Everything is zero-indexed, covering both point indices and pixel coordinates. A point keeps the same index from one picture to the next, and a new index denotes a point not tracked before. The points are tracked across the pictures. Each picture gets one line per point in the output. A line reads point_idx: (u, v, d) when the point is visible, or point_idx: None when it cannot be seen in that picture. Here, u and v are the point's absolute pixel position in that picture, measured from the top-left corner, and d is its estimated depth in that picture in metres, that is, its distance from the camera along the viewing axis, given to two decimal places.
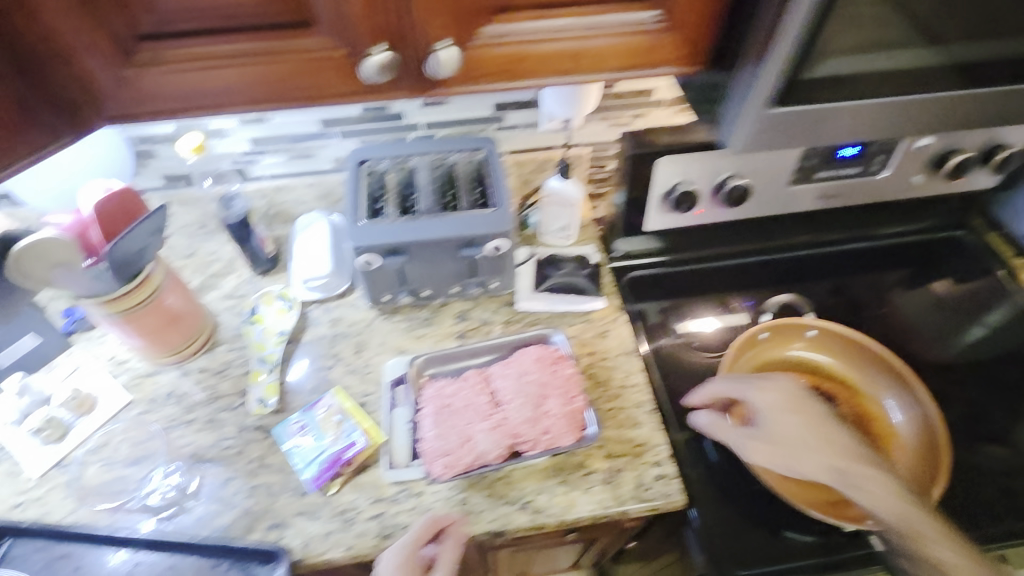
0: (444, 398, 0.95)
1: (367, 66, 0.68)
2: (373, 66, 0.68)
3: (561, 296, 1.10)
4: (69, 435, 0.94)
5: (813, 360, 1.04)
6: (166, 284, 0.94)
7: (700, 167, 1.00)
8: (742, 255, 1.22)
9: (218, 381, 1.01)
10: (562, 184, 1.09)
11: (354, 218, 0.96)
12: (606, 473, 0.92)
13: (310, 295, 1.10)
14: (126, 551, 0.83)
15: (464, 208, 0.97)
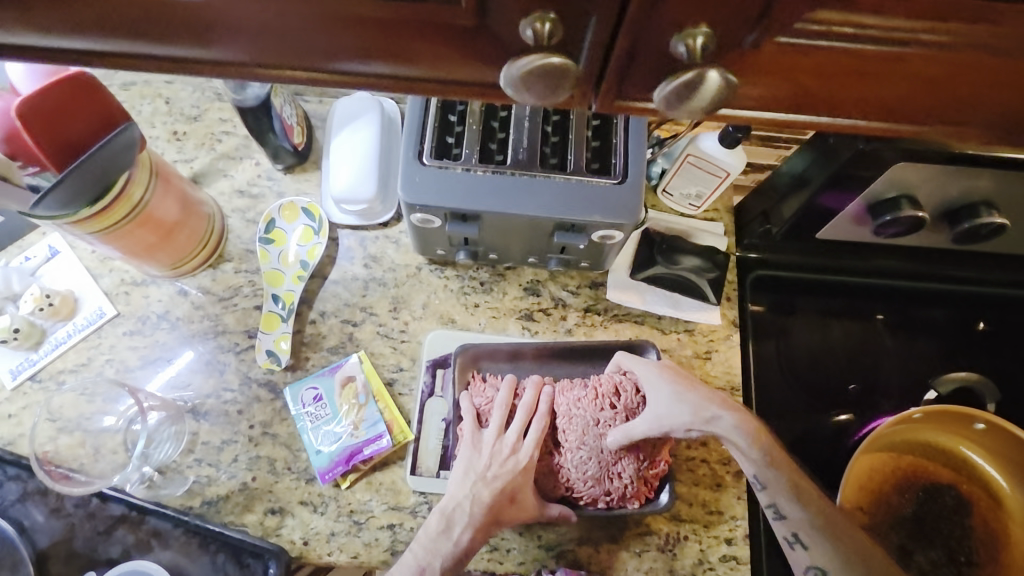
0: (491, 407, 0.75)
1: (521, 73, 0.39)
2: (535, 75, 0.39)
3: (663, 291, 0.83)
4: (44, 345, 0.79)
5: (963, 455, 0.81)
6: (156, 185, 0.69)
7: (939, 182, 0.66)
8: (916, 280, 0.89)
9: (222, 311, 0.82)
10: (718, 150, 0.74)
11: (416, 154, 0.66)
12: (665, 539, 0.76)
13: (344, 217, 0.85)
14: (109, 504, 0.74)
15: (572, 169, 0.67)
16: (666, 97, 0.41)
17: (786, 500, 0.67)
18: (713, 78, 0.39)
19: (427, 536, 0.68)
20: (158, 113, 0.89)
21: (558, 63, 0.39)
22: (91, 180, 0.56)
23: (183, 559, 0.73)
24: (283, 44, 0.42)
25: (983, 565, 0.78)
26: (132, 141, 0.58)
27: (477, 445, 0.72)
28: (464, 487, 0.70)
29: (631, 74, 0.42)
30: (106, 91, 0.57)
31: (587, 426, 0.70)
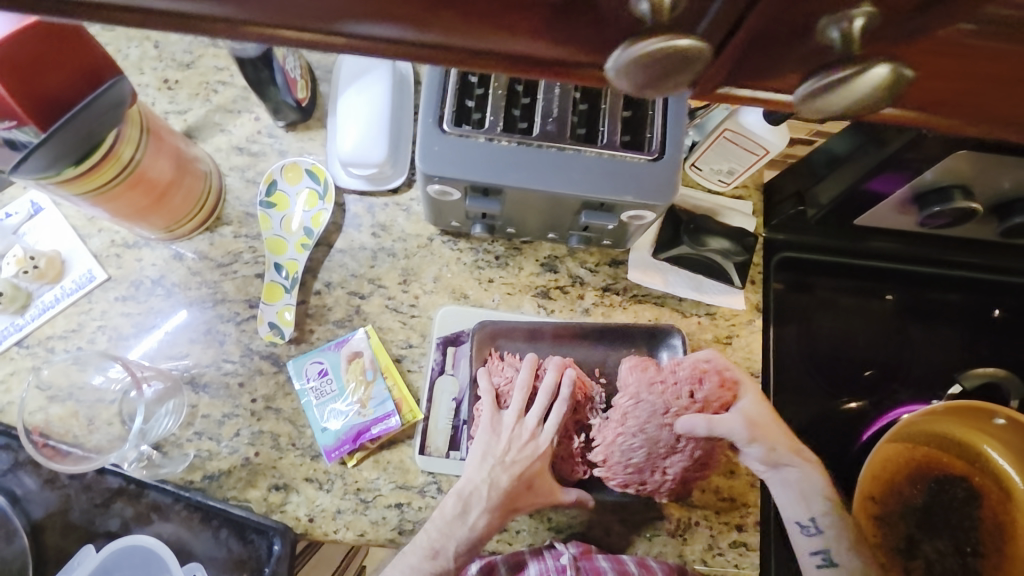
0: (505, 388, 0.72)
1: (637, 60, 0.29)
2: (650, 63, 0.29)
3: (687, 272, 0.80)
4: (30, 309, 0.74)
5: (980, 448, 0.79)
6: (148, 143, 0.63)
7: (994, 175, 0.64)
8: (943, 267, 0.86)
9: (220, 278, 0.77)
10: (761, 128, 0.68)
11: (436, 121, 0.60)
12: (676, 524, 0.75)
13: (352, 181, 0.79)
14: (106, 477, 0.71)
15: (605, 143, 0.61)
16: (812, 97, 0.31)
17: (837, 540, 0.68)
18: (879, 73, 0.28)
19: (437, 522, 0.67)
20: (146, 57, 0.82)
21: (684, 45, 0.28)
22: (77, 139, 0.50)
23: (185, 533, 0.71)
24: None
25: (989, 556, 0.78)
26: (122, 97, 0.52)
27: (493, 432, 0.69)
28: (478, 474, 0.68)
29: (756, 60, 0.31)
30: (89, 40, 0.51)
31: (653, 415, 0.68)
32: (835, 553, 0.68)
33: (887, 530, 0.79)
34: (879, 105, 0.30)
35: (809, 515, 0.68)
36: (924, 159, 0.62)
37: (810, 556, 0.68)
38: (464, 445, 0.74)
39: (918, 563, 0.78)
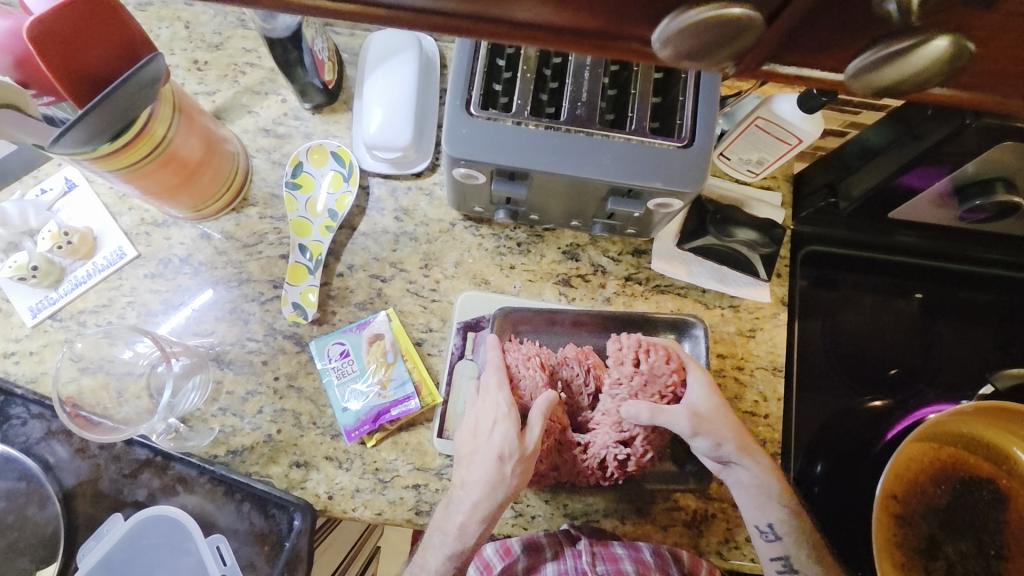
0: None
1: (685, 29, 0.28)
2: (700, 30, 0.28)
3: (710, 263, 0.79)
4: (63, 284, 0.76)
5: (1006, 449, 0.77)
6: (179, 123, 0.63)
7: None
8: (975, 263, 0.84)
9: (246, 258, 0.78)
10: (795, 116, 0.67)
11: (463, 104, 0.60)
12: (692, 516, 0.74)
13: (376, 165, 0.80)
14: (134, 448, 0.73)
15: (633, 129, 0.61)
16: (867, 71, 0.29)
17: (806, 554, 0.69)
18: (940, 45, 0.26)
19: (453, 519, 0.67)
20: (176, 38, 0.83)
21: (736, 14, 0.27)
22: (114, 115, 0.51)
23: (209, 505, 0.73)
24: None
25: (1014, 560, 0.76)
26: (156, 75, 0.52)
27: (481, 429, 0.68)
28: (471, 480, 0.67)
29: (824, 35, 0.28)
30: (127, 17, 0.51)
31: (536, 387, 0.69)
32: (796, 561, 0.69)
33: (908, 530, 0.77)
34: (926, 82, 0.28)
35: (768, 522, 0.69)
36: (962, 152, 0.60)
37: (771, 563, 0.70)
38: None
39: (937, 566, 0.76)
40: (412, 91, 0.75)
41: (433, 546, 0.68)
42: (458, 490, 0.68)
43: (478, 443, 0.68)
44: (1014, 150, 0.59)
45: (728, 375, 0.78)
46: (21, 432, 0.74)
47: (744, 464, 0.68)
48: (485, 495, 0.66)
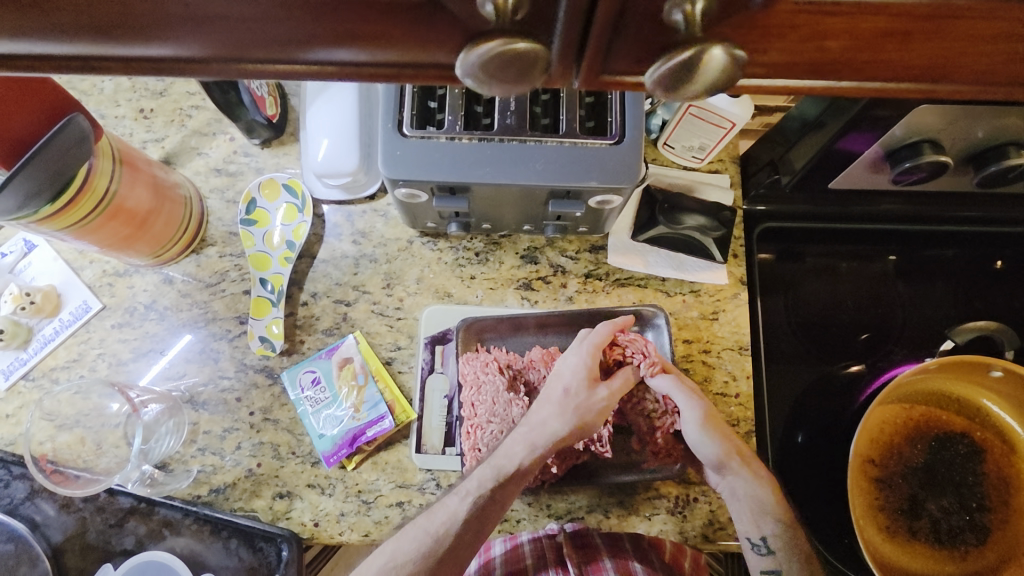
0: (486, 385, 0.72)
1: (481, 61, 0.32)
2: (496, 61, 0.32)
3: (666, 252, 0.80)
4: (33, 343, 0.77)
5: (970, 399, 0.80)
6: (122, 174, 0.64)
7: (967, 124, 0.62)
8: (929, 223, 0.85)
9: (210, 297, 0.79)
10: (724, 101, 0.68)
11: (395, 125, 0.61)
12: (674, 501, 0.75)
13: (327, 193, 0.81)
14: (117, 498, 0.74)
15: (565, 130, 0.62)
16: (661, 78, 0.34)
17: (798, 564, 0.66)
18: (715, 54, 0.31)
19: (488, 462, 0.68)
20: (120, 89, 0.84)
21: (525, 48, 0.32)
22: (46, 174, 0.52)
23: (197, 545, 0.73)
24: (244, 35, 0.34)
25: (994, 509, 0.77)
26: (84, 131, 0.53)
27: (581, 380, 0.70)
28: (527, 425, 0.69)
29: (619, 44, 0.34)
30: (50, 83, 0.53)
31: (497, 395, 0.73)
32: None
33: (889, 492, 0.77)
34: (722, 81, 0.33)
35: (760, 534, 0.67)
36: (895, 114, 0.60)
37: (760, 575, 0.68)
38: (458, 440, 0.75)
39: (920, 524, 0.77)
40: (359, 113, 0.76)
41: (454, 494, 0.67)
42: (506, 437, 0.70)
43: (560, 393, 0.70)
44: (937, 111, 0.60)
45: (695, 360, 0.79)
46: (5, 494, 0.75)
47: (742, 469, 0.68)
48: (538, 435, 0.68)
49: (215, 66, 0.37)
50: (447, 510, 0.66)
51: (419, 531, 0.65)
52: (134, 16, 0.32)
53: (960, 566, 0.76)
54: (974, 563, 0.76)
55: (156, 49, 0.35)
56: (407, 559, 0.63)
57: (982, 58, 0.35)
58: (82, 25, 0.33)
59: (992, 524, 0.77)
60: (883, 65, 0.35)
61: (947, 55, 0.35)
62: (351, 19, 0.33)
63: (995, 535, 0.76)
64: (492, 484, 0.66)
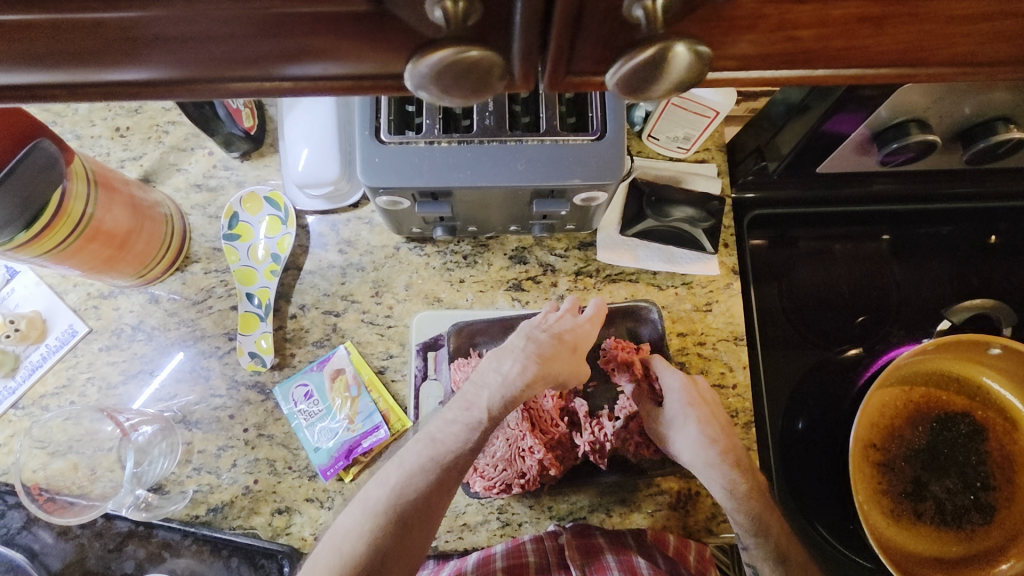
0: None
1: (431, 72, 0.32)
2: (446, 71, 0.32)
3: (656, 245, 0.79)
4: (20, 371, 0.76)
5: (971, 377, 0.79)
6: (99, 197, 0.63)
7: (951, 102, 0.61)
8: (921, 202, 0.85)
9: (197, 315, 0.79)
10: (706, 90, 0.67)
11: (373, 133, 0.59)
12: (676, 497, 0.75)
13: (311, 203, 0.80)
14: (115, 522, 0.73)
15: (546, 128, 0.60)
16: (623, 79, 0.33)
17: (769, 567, 0.63)
18: (679, 52, 0.31)
19: (489, 392, 0.65)
20: (95, 108, 0.83)
21: (475, 57, 0.31)
22: (14, 202, 0.51)
23: (198, 565, 0.72)
24: (199, 56, 0.32)
25: (999, 488, 0.76)
26: (52, 158, 0.53)
27: (575, 334, 0.68)
28: (524, 353, 0.67)
29: (581, 45, 0.33)
30: (23, 111, 0.53)
31: None
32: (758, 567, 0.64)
33: (892, 475, 0.77)
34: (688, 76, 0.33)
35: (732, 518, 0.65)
36: (880, 94, 0.59)
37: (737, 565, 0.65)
38: None
39: (924, 506, 0.76)
40: (338, 120, 0.74)
41: (458, 423, 0.64)
42: (503, 366, 0.66)
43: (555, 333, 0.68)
44: (920, 90, 0.59)
45: (690, 352, 0.78)
46: (1, 524, 0.74)
47: (706, 471, 0.66)
48: (511, 386, 0.65)
49: (172, 88, 0.35)
50: (454, 439, 0.62)
51: (424, 459, 0.61)
52: (80, 43, 0.30)
53: (965, 546, 0.76)
54: (978, 543, 0.75)
55: (107, 76, 0.34)
56: (416, 489, 0.59)
57: (959, 39, 0.34)
58: (22, 59, 0.31)
59: (997, 502, 0.76)
60: (858, 56, 0.34)
61: (922, 39, 0.34)
62: (309, 36, 0.31)
63: (1000, 514, 0.76)
64: (496, 414, 0.63)
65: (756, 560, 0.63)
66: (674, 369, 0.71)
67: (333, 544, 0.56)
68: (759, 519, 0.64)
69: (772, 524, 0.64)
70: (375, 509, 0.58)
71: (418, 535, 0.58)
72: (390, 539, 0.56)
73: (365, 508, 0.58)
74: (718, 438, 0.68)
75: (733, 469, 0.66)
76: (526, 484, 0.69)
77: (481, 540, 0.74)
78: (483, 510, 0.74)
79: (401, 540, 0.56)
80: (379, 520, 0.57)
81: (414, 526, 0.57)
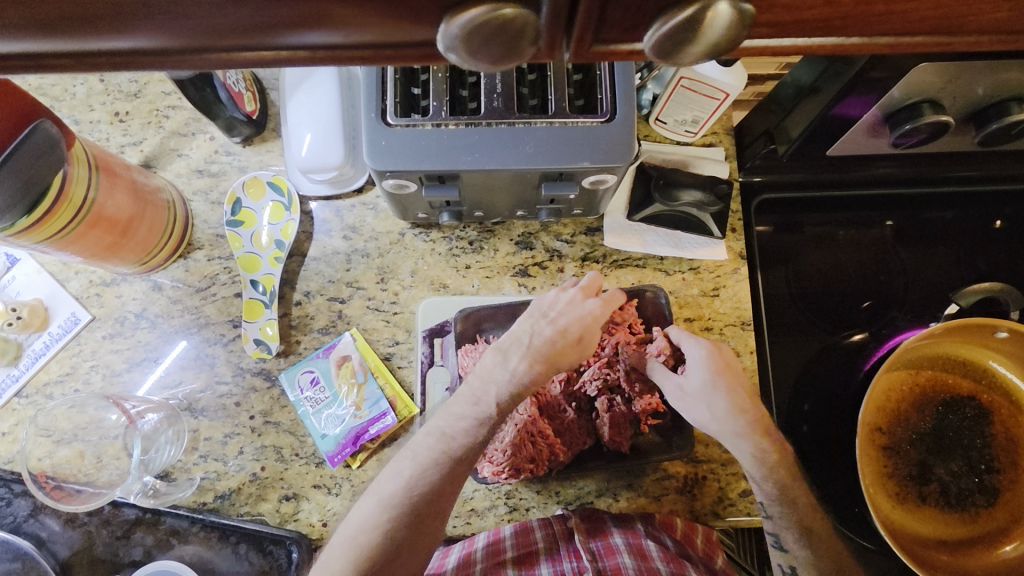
0: None
1: (461, 33, 0.31)
2: (477, 32, 0.31)
3: (664, 230, 0.78)
4: (23, 359, 0.75)
5: (976, 359, 0.79)
6: (101, 181, 0.62)
7: (966, 81, 0.60)
8: (926, 184, 0.85)
9: (201, 303, 0.78)
10: (714, 70, 0.66)
11: (379, 115, 0.58)
12: (684, 481, 0.75)
13: (314, 188, 0.79)
14: (122, 510, 0.73)
15: (555, 110, 0.60)
16: (660, 41, 0.32)
17: (793, 536, 0.62)
18: (723, 11, 0.29)
19: (496, 386, 0.63)
20: (93, 93, 0.82)
21: (510, 15, 0.30)
22: (18, 185, 0.50)
23: (206, 552, 0.72)
24: (207, 23, 0.31)
25: (1004, 471, 0.77)
26: (53, 139, 0.52)
27: (582, 325, 0.66)
28: (527, 351, 0.65)
29: (614, 11, 0.31)
30: (13, 87, 0.50)
31: None
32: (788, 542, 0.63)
33: (897, 459, 0.77)
34: (728, 41, 0.31)
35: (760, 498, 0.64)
36: (890, 75, 0.58)
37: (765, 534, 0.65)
38: None
39: (928, 488, 0.76)
40: (341, 103, 0.73)
41: (467, 417, 0.62)
42: (509, 362, 0.64)
43: (560, 326, 0.66)
44: (936, 71, 0.58)
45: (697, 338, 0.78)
46: (8, 512, 0.74)
47: (734, 439, 0.63)
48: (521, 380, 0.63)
49: (178, 58, 0.34)
50: (466, 434, 0.61)
51: (437, 454, 0.60)
52: (83, 7, 0.29)
53: (968, 528, 0.76)
54: (982, 524, 0.76)
55: (109, 45, 0.32)
56: (429, 482, 0.59)
57: (1001, 5, 0.32)
58: (19, 26, 0.29)
59: (1001, 485, 0.76)
60: (891, 27, 0.33)
61: (964, 3, 0.32)
62: (323, 3, 0.29)
63: (1004, 496, 0.76)
64: (505, 404, 0.63)
65: (783, 528, 0.63)
66: (696, 340, 0.68)
67: (349, 535, 0.58)
68: (794, 494, 0.63)
69: (799, 493, 0.63)
70: (390, 503, 0.58)
71: (430, 527, 0.58)
72: (403, 530, 0.57)
73: (380, 500, 0.59)
74: (746, 406, 0.64)
75: (762, 438, 0.63)
76: (535, 470, 0.69)
77: (489, 525, 0.74)
78: (490, 495, 0.74)
79: (416, 531, 0.57)
80: (393, 513, 0.58)
81: (429, 517, 0.58)
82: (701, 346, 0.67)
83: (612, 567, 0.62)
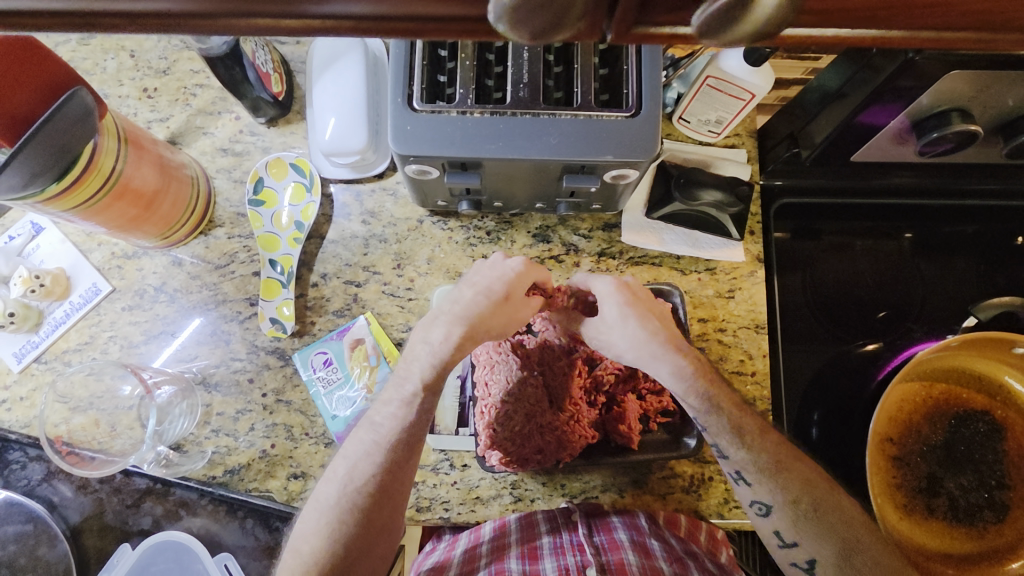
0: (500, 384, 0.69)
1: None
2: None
3: (682, 229, 0.78)
4: (44, 326, 0.77)
5: (992, 374, 0.78)
6: (128, 154, 0.63)
7: (997, 92, 0.60)
8: (951, 197, 0.84)
9: (219, 280, 0.79)
10: (742, 71, 0.66)
11: (406, 100, 0.59)
12: (689, 481, 0.75)
13: (335, 172, 0.79)
14: (133, 479, 0.75)
15: (581, 102, 0.60)
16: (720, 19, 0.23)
17: (729, 441, 0.62)
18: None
19: (420, 364, 0.64)
20: (123, 68, 0.83)
21: None
22: (50, 153, 0.51)
23: (213, 525, 0.76)
24: None
25: (1014, 487, 0.76)
26: (87, 107, 0.52)
27: (505, 283, 0.65)
28: (450, 318, 0.65)
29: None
30: (46, 50, 0.53)
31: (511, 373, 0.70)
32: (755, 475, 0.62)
33: (907, 470, 0.76)
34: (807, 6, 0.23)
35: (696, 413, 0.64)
36: (920, 84, 0.58)
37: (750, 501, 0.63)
38: (472, 420, 0.74)
39: (937, 502, 0.76)
40: (366, 87, 0.74)
41: (394, 402, 0.64)
42: (430, 334, 0.65)
43: (484, 289, 0.65)
44: (967, 78, 0.57)
45: (710, 338, 0.78)
46: (22, 475, 0.77)
47: (652, 361, 0.65)
48: (440, 354, 0.64)
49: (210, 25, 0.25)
50: (394, 419, 0.62)
51: (369, 445, 0.61)
52: None
53: (976, 543, 0.75)
54: (992, 541, 0.75)
55: None
56: (365, 474, 0.60)
57: None
58: None
59: (1012, 502, 0.75)
60: None
61: None
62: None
63: (1014, 513, 0.75)
64: None
65: (725, 431, 0.63)
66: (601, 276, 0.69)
67: (293, 547, 0.58)
68: (814, 496, 0.60)
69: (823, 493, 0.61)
70: (328, 505, 0.59)
71: (382, 520, 0.59)
72: (349, 529, 0.57)
73: (319, 506, 0.59)
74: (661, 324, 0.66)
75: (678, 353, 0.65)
76: (542, 461, 0.69)
77: (493, 514, 0.74)
78: (496, 484, 0.74)
79: (360, 527, 0.58)
80: (335, 512, 0.58)
81: (372, 511, 0.58)
82: (611, 281, 0.68)
83: (616, 563, 0.62)
